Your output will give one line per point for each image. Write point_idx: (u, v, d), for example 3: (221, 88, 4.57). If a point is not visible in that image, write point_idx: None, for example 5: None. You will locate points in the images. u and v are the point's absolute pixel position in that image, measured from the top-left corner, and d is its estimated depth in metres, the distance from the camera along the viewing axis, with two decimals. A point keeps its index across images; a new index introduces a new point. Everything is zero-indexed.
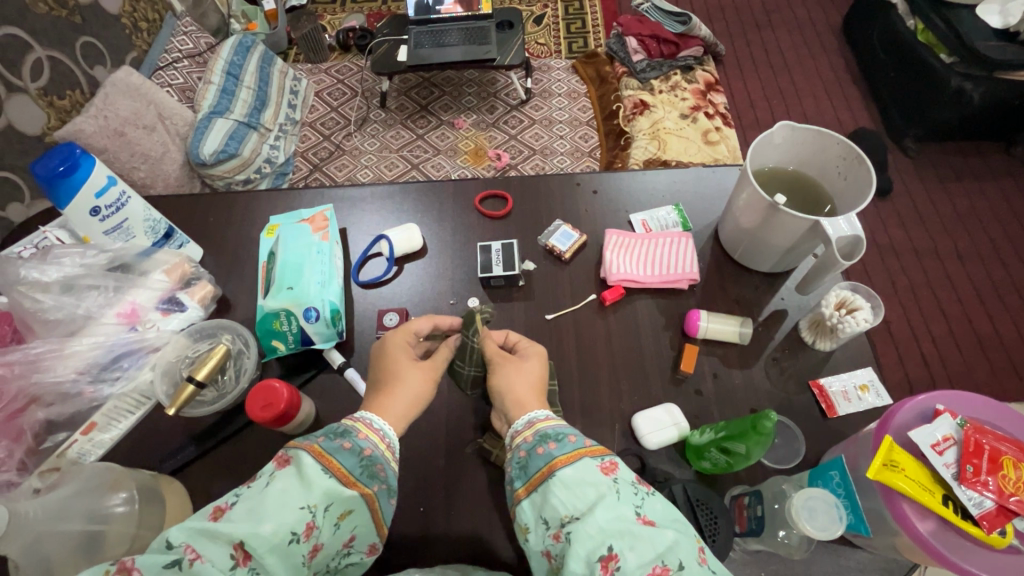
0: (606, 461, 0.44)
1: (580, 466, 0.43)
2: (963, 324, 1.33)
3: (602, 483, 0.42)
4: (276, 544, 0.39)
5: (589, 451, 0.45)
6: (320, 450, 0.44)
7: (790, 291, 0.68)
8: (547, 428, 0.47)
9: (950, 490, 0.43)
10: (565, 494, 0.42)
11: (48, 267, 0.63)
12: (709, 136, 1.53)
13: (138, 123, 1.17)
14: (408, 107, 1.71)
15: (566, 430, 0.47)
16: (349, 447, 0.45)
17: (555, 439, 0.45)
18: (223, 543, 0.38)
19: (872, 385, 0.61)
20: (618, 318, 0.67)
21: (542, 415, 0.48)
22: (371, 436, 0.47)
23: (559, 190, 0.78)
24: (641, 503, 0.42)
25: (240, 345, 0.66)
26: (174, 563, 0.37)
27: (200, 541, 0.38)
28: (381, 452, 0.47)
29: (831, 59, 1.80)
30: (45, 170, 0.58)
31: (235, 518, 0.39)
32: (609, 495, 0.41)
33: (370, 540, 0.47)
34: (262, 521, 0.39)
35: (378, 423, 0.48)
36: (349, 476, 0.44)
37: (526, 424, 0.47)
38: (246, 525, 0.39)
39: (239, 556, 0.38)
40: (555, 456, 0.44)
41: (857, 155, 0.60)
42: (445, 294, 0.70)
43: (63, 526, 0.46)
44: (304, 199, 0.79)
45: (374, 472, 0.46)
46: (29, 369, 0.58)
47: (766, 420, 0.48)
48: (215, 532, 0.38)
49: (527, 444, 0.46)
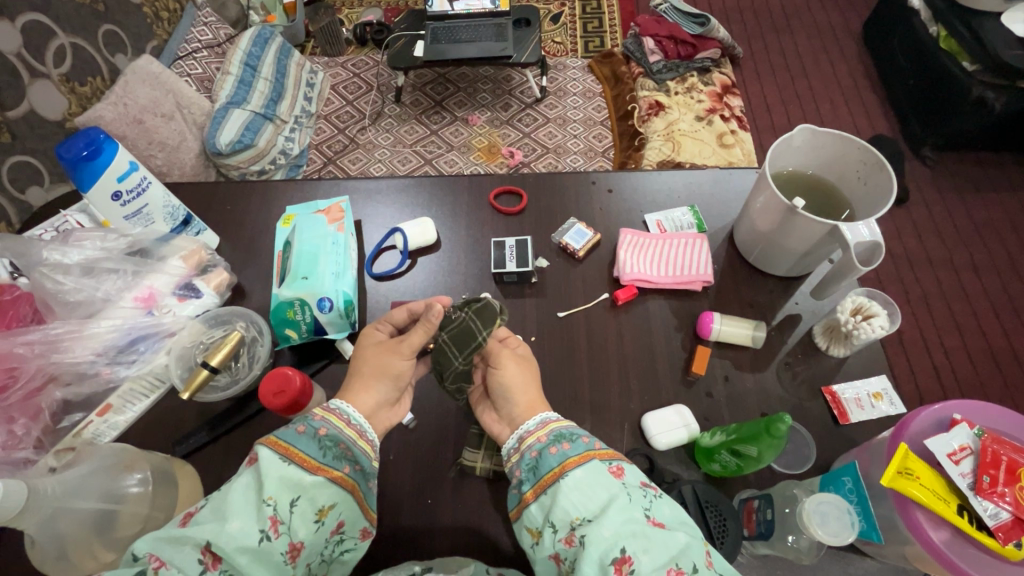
0: (614, 464, 0.44)
1: (590, 468, 0.43)
2: (977, 336, 1.31)
3: (614, 485, 0.42)
4: (242, 545, 0.39)
5: (599, 453, 0.45)
6: (276, 441, 0.44)
7: (805, 296, 0.67)
8: (560, 429, 0.47)
9: (965, 500, 0.42)
10: (576, 496, 0.42)
11: (70, 249, 0.64)
12: (725, 139, 1.52)
13: (156, 111, 1.18)
14: (423, 102, 1.71)
15: (578, 430, 0.47)
16: (304, 432, 0.45)
17: (568, 440, 0.46)
18: (191, 549, 0.39)
19: (886, 393, 0.61)
20: (631, 317, 0.67)
21: (555, 417, 0.49)
22: (327, 417, 0.47)
23: (575, 188, 0.78)
24: (650, 505, 0.42)
25: (253, 332, 0.66)
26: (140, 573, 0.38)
27: (164, 549, 0.39)
28: (343, 433, 0.47)
29: (850, 65, 1.78)
30: (70, 153, 0.59)
31: (201, 520, 0.40)
32: (620, 497, 0.41)
33: (361, 524, 0.47)
34: (228, 521, 0.40)
35: (336, 404, 0.49)
36: (310, 461, 0.44)
37: (539, 424, 0.48)
38: (211, 526, 0.39)
39: (208, 560, 0.39)
40: (567, 457, 0.45)
41: (878, 161, 0.59)
42: (458, 288, 0.70)
43: (80, 504, 0.47)
44: (321, 190, 0.79)
45: (339, 454, 0.46)
46: (48, 349, 0.59)
47: (780, 422, 0.48)
48: (180, 538, 0.39)
49: (540, 444, 0.47)
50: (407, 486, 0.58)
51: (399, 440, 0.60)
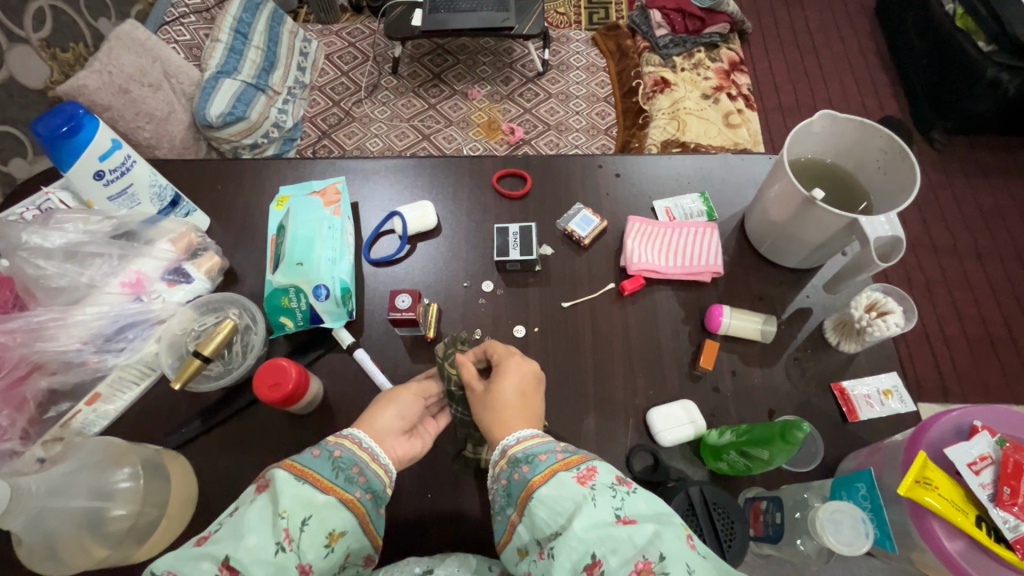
0: (582, 469, 0.43)
1: (555, 482, 0.42)
2: (977, 323, 1.31)
3: (578, 494, 0.41)
4: (258, 556, 0.39)
5: (563, 463, 0.43)
6: (292, 463, 0.44)
7: (817, 289, 0.65)
8: (518, 452, 0.45)
9: (983, 510, 0.41)
10: (546, 514, 0.41)
11: (51, 232, 0.60)
12: (731, 118, 1.48)
13: (143, 81, 1.12)
14: (421, 75, 1.65)
15: (541, 447, 0.45)
16: (319, 454, 0.45)
17: (526, 463, 0.44)
18: (207, 564, 0.38)
19: (896, 390, 0.59)
20: (637, 308, 0.65)
21: (528, 433, 0.46)
22: (342, 441, 0.47)
23: (580, 171, 0.75)
24: (621, 504, 0.40)
25: (247, 320, 0.64)
26: None
27: (181, 566, 0.38)
28: (355, 455, 0.46)
29: (861, 42, 1.73)
30: (47, 129, 0.54)
31: (218, 539, 0.40)
32: (585, 504, 0.40)
33: (366, 553, 0.46)
34: (242, 536, 0.39)
35: (347, 431, 0.49)
36: (322, 480, 0.44)
37: (499, 454, 0.46)
38: (228, 540, 0.39)
39: None
40: (530, 478, 0.43)
41: (901, 150, 0.56)
42: (459, 276, 0.68)
43: (68, 503, 0.45)
44: (316, 169, 0.76)
45: (351, 475, 0.45)
46: (31, 337, 0.57)
47: (797, 430, 0.46)
48: (196, 555, 0.38)
49: (504, 472, 0.45)
50: (407, 480, 0.56)
51: None
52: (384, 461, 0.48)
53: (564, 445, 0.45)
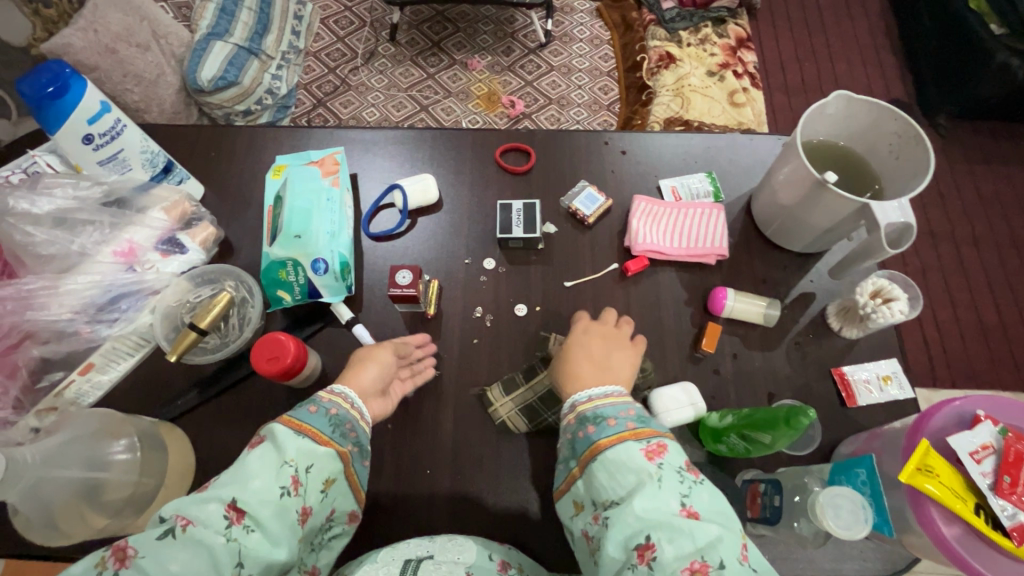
0: (651, 443, 0.43)
1: (622, 449, 0.43)
2: (969, 310, 1.32)
3: (642, 469, 0.41)
4: (266, 498, 0.40)
5: (633, 433, 0.44)
6: (290, 419, 0.45)
7: (822, 274, 0.65)
8: (588, 411, 0.47)
9: (982, 499, 0.41)
10: (607, 479, 0.42)
11: (39, 198, 0.59)
12: (736, 97, 1.45)
13: (130, 40, 1.06)
14: (419, 42, 1.60)
15: (611, 411, 0.46)
16: (315, 410, 0.46)
17: (594, 423, 0.45)
18: (215, 505, 0.39)
19: (895, 376, 0.60)
20: (640, 289, 0.64)
21: (599, 393, 0.48)
22: (334, 399, 0.48)
23: (586, 147, 0.73)
24: (687, 492, 0.41)
25: (244, 292, 0.62)
26: (167, 532, 0.37)
27: (190, 509, 0.38)
28: (349, 412, 0.48)
29: (871, 21, 1.69)
30: (33, 89, 0.52)
31: (223, 482, 0.40)
32: (648, 482, 0.41)
33: (351, 507, 0.48)
34: (248, 480, 0.40)
35: (338, 388, 0.49)
36: (321, 435, 0.45)
37: (569, 409, 0.48)
38: (235, 484, 0.40)
39: (233, 516, 0.39)
40: (597, 439, 0.44)
41: (915, 135, 0.55)
42: (460, 252, 0.67)
43: (64, 473, 0.45)
44: (313, 139, 0.74)
45: (345, 431, 0.47)
46: (22, 306, 0.56)
47: (802, 416, 0.46)
48: (205, 497, 0.39)
49: (574, 426, 0.47)
50: (406, 454, 0.57)
51: (396, 409, 0.58)
52: (362, 415, 0.49)
53: (635, 414, 0.46)
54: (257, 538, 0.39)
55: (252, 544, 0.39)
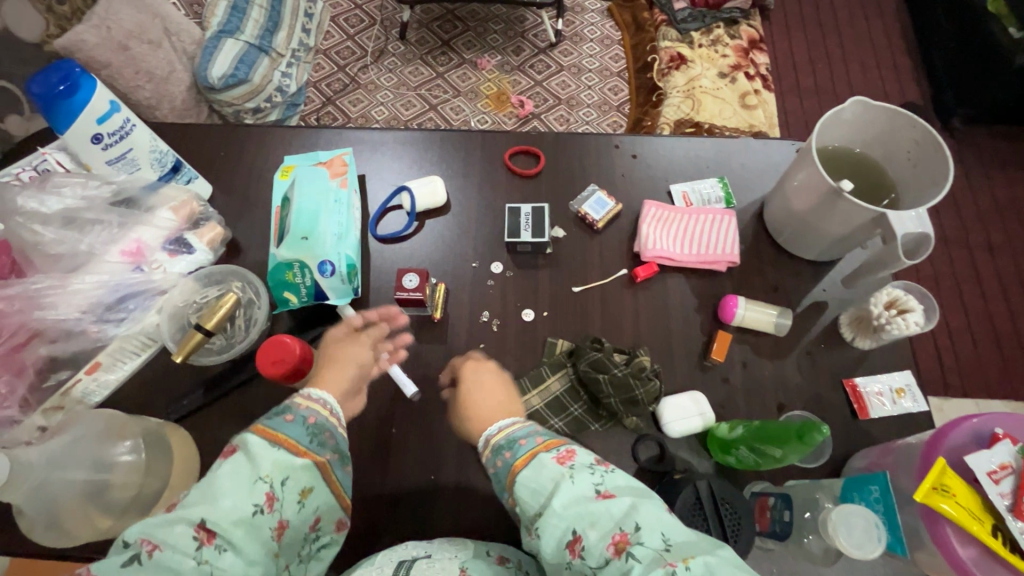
0: (561, 451, 0.43)
1: (535, 465, 0.42)
2: (982, 319, 1.29)
3: (556, 473, 0.41)
4: (239, 516, 0.38)
5: (544, 445, 0.44)
6: (264, 428, 0.44)
7: (834, 283, 0.64)
8: (501, 440, 0.46)
9: (1000, 520, 0.40)
10: (528, 494, 0.42)
11: (48, 197, 0.58)
12: (747, 99, 1.44)
13: (142, 38, 1.06)
14: (429, 41, 1.59)
15: (521, 433, 0.46)
16: (292, 420, 0.46)
17: (507, 448, 0.45)
18: (184, 526, 0.37)
19: (908, 388, 0.59)
20: (649, 295, 0.64)
21: (508, 422, 0.48)
22: (312, 406, 0.48)
23: (596, 150, 0.72)
24: (601, 480, 0.40)
25: (250, 294, 0.63)
26: (131, 559, 0.35)
27: (156, 532, 0.36)
28: (325, 419, 0.47)
29: (887, 23, 1.66)
30: (43, 88, 0.52)
31: (189, 502, 0.39)
32: (563, 482, 0.40)
33: (338, 515, 0.47)
34: (217, 498, 0.39)
35: (316, 394, 0.49)
36: (298, 446, 0.44)
37: (483, 444, 0.48)
38: (204, 503, 0.38)
39: (203, 536, 0.37)
40: (513, 462, 0.44)
41: (935, 142, 0.54)
42: (468, 255, 0.66)
43: (69, 474, 0.45)
44: (322, 139, 0.73)
45: (323, 440, 0.46)
46: (29, 304, 0.55)
47: (816, 432, 0.46)
48: (172, 518, 0.37)
49: (491, 460, 0.46)
50: (410, 459, 0.56)
51: (401, 414, 0.58)
52: (337, 417, 0.49)
53: (543, 429, 0.47)
54: (230, 558, 0.37)
55: (225, 564, 0.37)
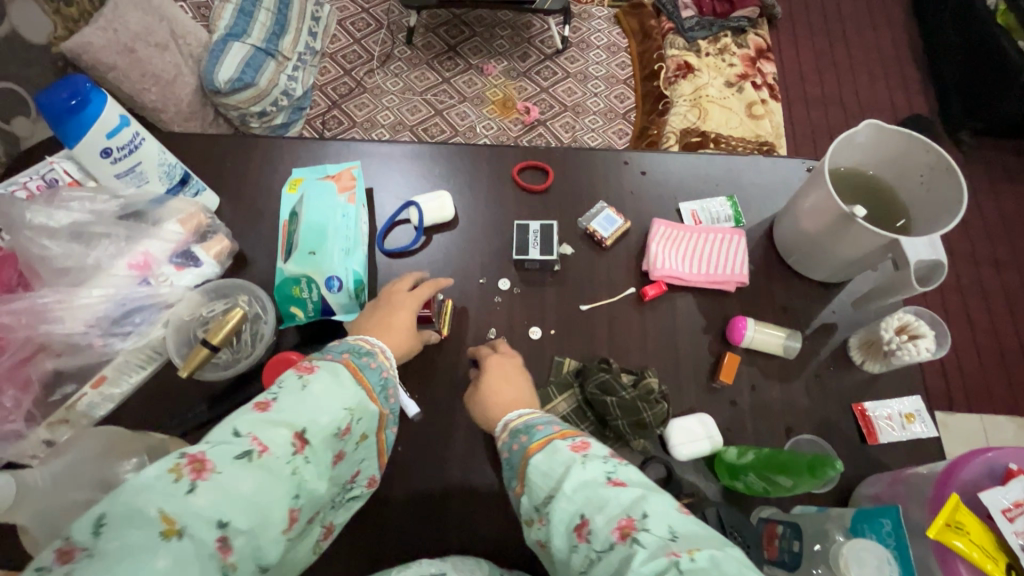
0: (577, 440, 0.43)
1: (550, 450, 0.43)
2: (988, 333, 1.29)
3: (569, 459, 0.41)
4: (328, 433, 0.41)
5: (560, 434, 0.45)
6: (353, 365, 0.46)
7: (844, 305, 0.63)
8: (518, 424, 0.48)
9: (1014, 558, 0.40)
10: (541, 478, 0.42)
11: (56, 211, 0.58)
12: (754, 109, 1.43)
13: (150, 40, 1.06)
14: (435, 46, 1.59)
15: (538, 421, 0.48)
16: (374, 366, 0.47)
17: (524, 433, 0.46)
18: (284, 431, 0.39)
19: (918, 413, 0.58)
20: (657, 315, 0.63)
21: (528, 409, 0.50)
22: (386, 362, 0.49)
23: (605, 166, 0.72)
24: (613, 469, 0.40)
25: (257, 308, 0.62)
26: (243, 453, 0.37)
27: (262, 431, 0.38)
28: (392, 374, 0.49)
29: (894, 34, 1.66)
30: (54, 104, 0.52)
31: (286, 410, 0.40)
32: (575, 466, 0.41)
33: (372, 472, 0.49)
34: (315, 414, 0.40)
35: (376, 342, 0.51)
36: (373, 393, 0.46)
37: (502, 427, 0.49)
38: (305, 414, 0.40)
39: (298, 443, 0.39)
40: (528, 445, 0.45)
41: (948, 168, 0.54)
42: (475, 271, 0.66)
43: (71, 495, 0.44)
44: (330, 151, 0.73)
45: (389, 396, 0.48)
46: (36, 319, 0.54)
47: (829, 467, 0.46)
48: (277, 421, 0.39)
49: (506, 443, 0.48)
50: (416, 478, 0.56)
51: (407, 432, 0.58)
52: (395, 372, 0.50)
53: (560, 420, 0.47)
54: (313, 470, 0.39)
55: (309, 474, 0.39)
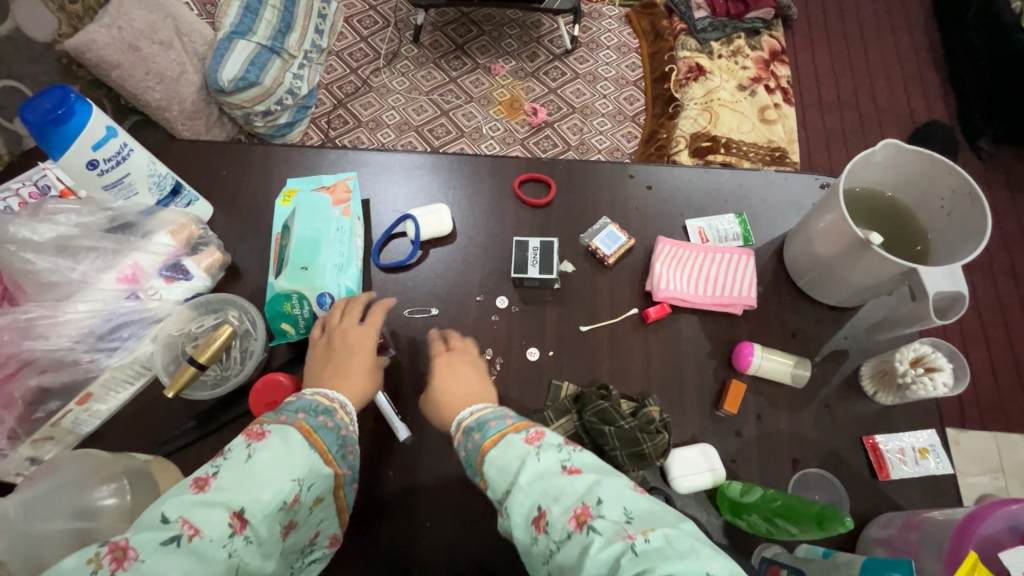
0: (531, 432, 0.42)
1: (504, 444, 0.41)
2: (1004, 349, 1.25)
3: (523, 451, 0.40)
4: (273, 511, 0.38)
5: (513, 427, 0.43)
6: (306, 428, 0.43)
7: (856, 330, 0.61)
8: (471, 422, 0.45)
9: None
10: (495, 473, 0.41)
11: (41, 225, 0.56)
12: (767, 114, 1.39)
13: (154, 38, 1.04)
14: (443, 45, 1.57)
15: (492, 414, 0.45)
16: (331, 426, 0.44)
17: (477, 430, 0.44)
18: (221, 511, 0.36)
19: (932, 448, 0.56)
20: (660, 338, 0.61)
21: (480, 404, 0.46)
22: (345, 417, 0.47)
23: (609, 180, 0.69)
24: (568, 456, 0.40)
25: (247, 325, 0.60)
26: (172, 539, 0.35)
27: (196, 514, 0.36)
28: (350, 428, 0.46)
29: (914, 36, 1.61)
30: (36, 113, 0.50)
31: (225, 487, 0.38)
32: (529, 458, 0.40)
33: (333, 532, 0.48)
34: (258, 489, 0.38)
35: (336, 396, 0.48)
36: (328, 453, 0.43)
37: (455, 427, 0.46)
38: (245, 492, 0.38)
39: (237, 524, 0.37)
40: (481, 443, 0.43)
41: (972, 193, 0.51)
42: (472, 288, 0.64)
43: (50, 525, 0.43)
44: (327, 160, 0.71)
45: (346, 453, 0.45)
46: (20, 335, 0.53)
47: (839, 524, 0.44)
48: (213, 502, 0.36)
49: (460, 444, 0.45)
50: (406, 505, 0.54)
51: (397, 457, 0.56)
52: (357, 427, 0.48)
53: (514, 412, 0.45)
54: (253, 551, 0.37)
55: (248, 556, 0.37)
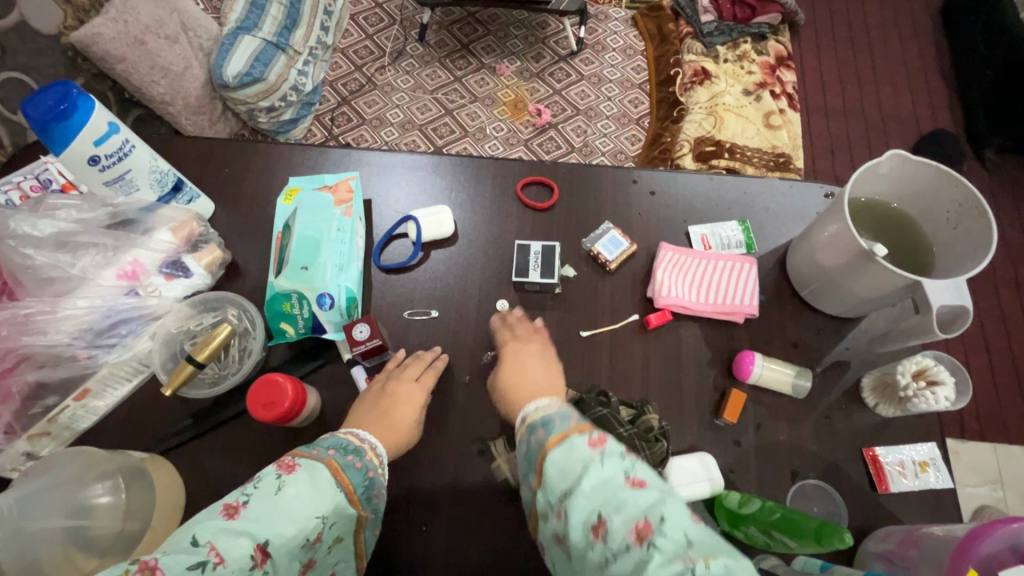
0: (595, 434, 0.39)
1: (568, 445, 0.38)
2: (1006, 360, 1.24)
3: (587, 457, 0.37)
4: (295, 547, 0.38)
5: (578, 427, 0.40)
6: (335, 466, 0.43)
7: (857, 341, 0.61)
8: (536, 417, 0.42)
9: None
10: (556, 475, 0.38)
11: (41, 220, 0.56)
12: (772, 119, 1.38)
13: (160, 33, 1.05)
14: (448, 44, 1.56)
15: (558, 411, 0.42)
16: (359, 466, 0.45)
17: (541, 427, 0.41)
18: (246, 541, 0.37)
19: (932, 462, 0.55)
20: (660, 344, 0.60)
21: (547, 399, 0.44)
22: (374, 458, 0.47)
23: (612, 184, 0.69)
24: (631, 464, 0.37)
25: (246, 323, 0.61)
26: (197, 565, 0.35)
27: (223, 542, 0.36)
28: (377, 469, 0.46)
29: (921, 44, 1.61)
30: (39, 109, 0.50)
31: (254, 517, 0.38)
32: (594, 464, 0.37)
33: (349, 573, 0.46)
34: (284, 523, 0.38)
35: (368, 437, 0.48)
36: (354, 494, 0.43)
37: (520, 420, 0.44)
38: (271, 525, 0.38)
39: (258, 557, 0.37)
40: (546, 439, 0.40)
41: (979, 207, 0.50)
42: (472, 291, 0.63)
43: (43, 523, 0.43)
44: (330, 159, 0.71)
45: (371, 496, 0.45)
46: (18, 330, 0.53)
47: (837, 538, 0.43)
48: (240, 531, 0.37)
49: (523, 437, 0.42)
50: (402, 509, 0.54)
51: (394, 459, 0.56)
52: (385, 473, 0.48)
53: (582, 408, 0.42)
54: None
55: None
